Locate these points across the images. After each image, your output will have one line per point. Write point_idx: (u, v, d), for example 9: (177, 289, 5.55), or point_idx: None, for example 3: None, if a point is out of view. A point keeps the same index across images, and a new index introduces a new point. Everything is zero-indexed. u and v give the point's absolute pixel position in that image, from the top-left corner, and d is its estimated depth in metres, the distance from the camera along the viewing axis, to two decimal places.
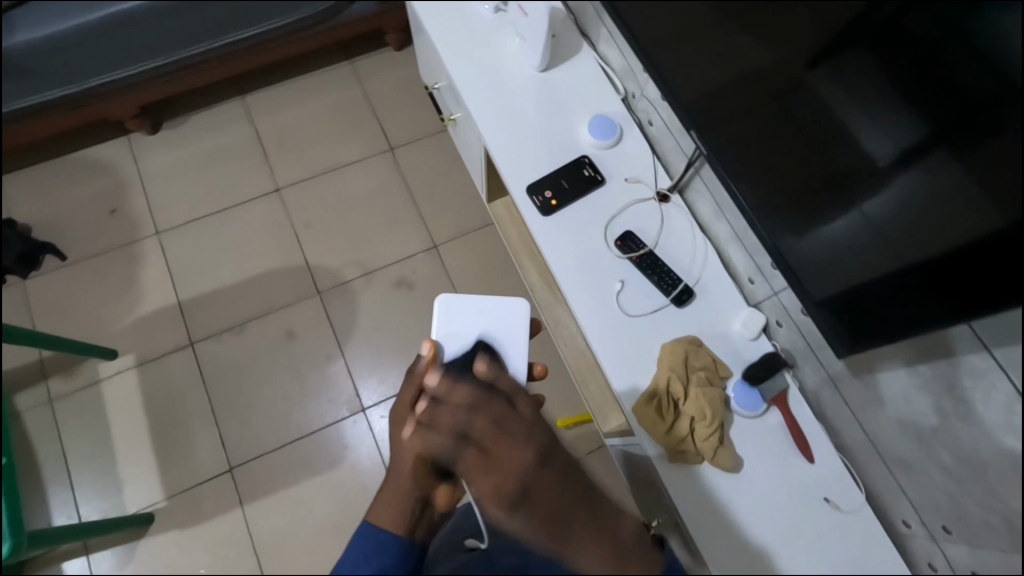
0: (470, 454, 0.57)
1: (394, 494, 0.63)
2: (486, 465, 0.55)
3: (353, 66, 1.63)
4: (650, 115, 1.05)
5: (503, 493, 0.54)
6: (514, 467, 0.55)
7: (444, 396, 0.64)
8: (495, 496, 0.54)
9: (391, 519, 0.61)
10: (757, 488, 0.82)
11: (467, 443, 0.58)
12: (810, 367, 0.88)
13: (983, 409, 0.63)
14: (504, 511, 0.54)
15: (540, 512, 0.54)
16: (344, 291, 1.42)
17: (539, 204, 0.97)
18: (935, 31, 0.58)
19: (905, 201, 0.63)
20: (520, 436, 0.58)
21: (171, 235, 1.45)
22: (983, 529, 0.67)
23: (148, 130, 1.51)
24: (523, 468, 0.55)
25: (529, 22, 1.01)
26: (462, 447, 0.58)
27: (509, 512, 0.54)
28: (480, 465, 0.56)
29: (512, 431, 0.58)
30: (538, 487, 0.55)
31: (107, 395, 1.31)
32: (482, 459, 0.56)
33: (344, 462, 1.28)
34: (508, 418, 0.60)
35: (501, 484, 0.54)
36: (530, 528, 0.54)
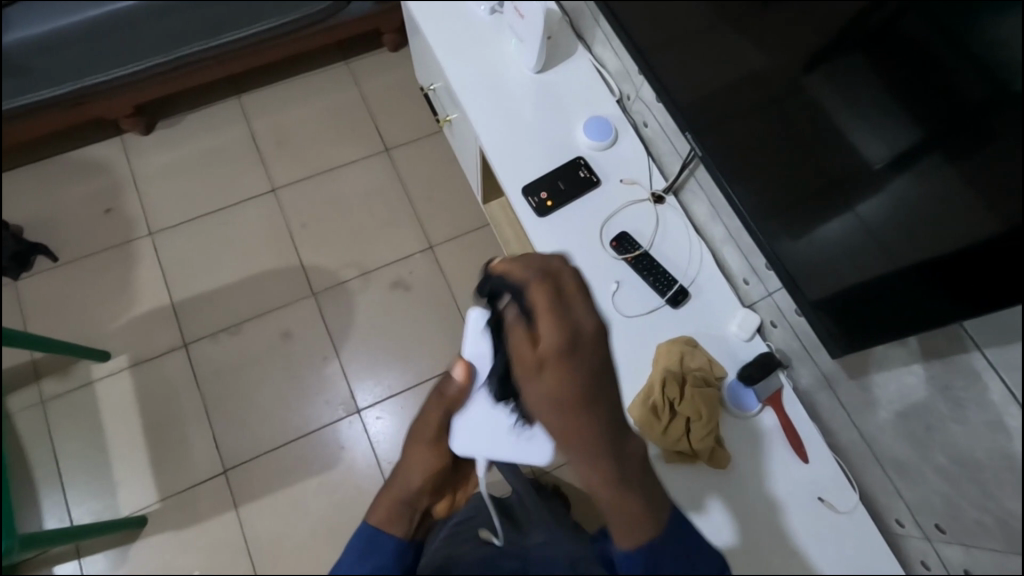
0: (541, 300, 0.55)
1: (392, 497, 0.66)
2: (558, 319, 0.54)
3: (350, 67, 1.63)
4: (645, 117, 1.05)
5: (556, 351, 0.53)
6: (566, 335, 0.54)
7: (530, 252, 0.61)
8: (551, 355, 0.53)
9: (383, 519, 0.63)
10: (752, 488, 0.83)
11: (537, 292, 0.56)
12: (805, 369, 0.88)
13: (977, 410, 0.64)
14: (550, 368, 0.53)
15: (577, 392, 0.53)
16: (341, 292, 1.42)
17: (534, 205, 0.98)
18: (929, 37, 0.58)
19: (900, 204, 0.64)
20: (586, 307, 0.57)
21: (166, 235, 1.45)
22: (977, 530, 0.68)
23: (144, 130, 1.50)
24: (582, 341, 0.54)
25: (525, 24, 1.01)
26: (532, 297, 0.56)
27: (553, 372, 0.53)
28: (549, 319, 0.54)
29: (583, 300, 0.57)
30: (582, 356, 0.54)
31: (101, 396, 1.30)
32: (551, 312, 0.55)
33: (339, 463, 1.27)
34: (581, 297, 0.57)
35: (558, 347, 0.53)
36: (558, 394, 0.53)
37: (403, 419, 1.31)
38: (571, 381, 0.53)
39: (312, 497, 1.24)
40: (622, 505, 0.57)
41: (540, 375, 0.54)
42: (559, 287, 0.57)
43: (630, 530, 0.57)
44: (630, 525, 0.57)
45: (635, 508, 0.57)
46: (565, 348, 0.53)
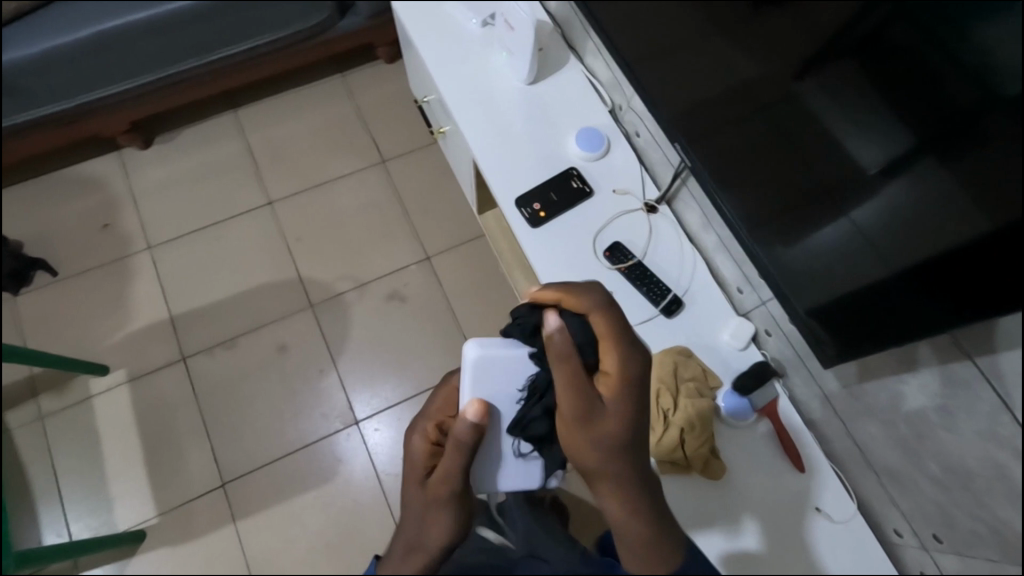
0: (605, 326, 0.62)
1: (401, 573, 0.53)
2: (617, 355, 0.61)
3: (345, 80, 1.64)
4: (637, 127, 1.06)
5: (617, 388, 0.60)
6: (616, 424, 0.59)
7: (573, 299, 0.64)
8: (615, 388, 0.60)
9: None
10: (747, 496, 0.83)
11: (564, 367, 0.59)
12: (799, 377, 0.88)
13: (968, 418, 0.63)
14: (614, 405, 0.60)
15: (633, 434, 0.60)
16: (337, 304, 1.42)
17: (527, 216, 0.98)
18: (919, 41, 0.58)
19: (893, 210, 0.64)
20: (628, 352, 0.62)
21: (164, 250, 1.45)
22: (971, 539, 0.67)
23: (141, 145, 1.44)
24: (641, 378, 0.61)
25: (515, 37, 1.02)
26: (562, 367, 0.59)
27: (615, 403, 0.60)
28: (611, 350, 0.61)
29: (616, 350, 0.61)
30: (609, 423, 0.59)
31: (99, 412, 1.29)
32: (616, 341, 0.62)
33: (337, 477, 1.27)
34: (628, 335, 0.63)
35: (626, 375, 0.60)
36: (603, 451, 0.58)
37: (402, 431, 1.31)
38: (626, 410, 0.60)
39: None
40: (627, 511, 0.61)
41: (602, 409, 0.59)
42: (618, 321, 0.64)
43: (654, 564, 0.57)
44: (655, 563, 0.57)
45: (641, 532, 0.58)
46: (628, 388, 0.61)
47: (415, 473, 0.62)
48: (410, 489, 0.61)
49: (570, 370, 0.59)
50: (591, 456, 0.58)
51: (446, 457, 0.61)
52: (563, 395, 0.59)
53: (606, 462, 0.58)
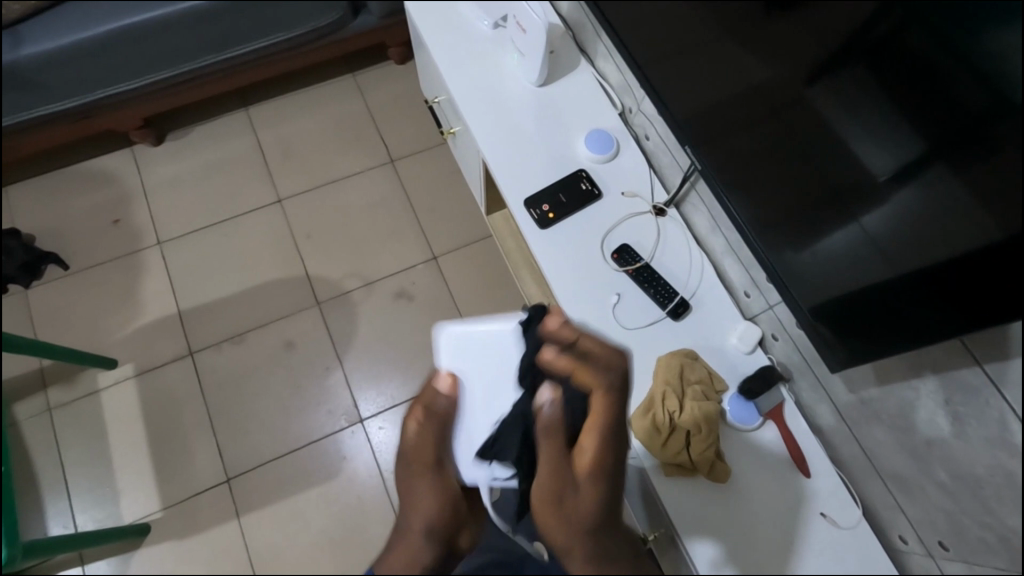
0: (601, 406, 0.66)
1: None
2: (599, 434, 0.64)
3: (356, 79, 1.64)
4: (647, 130, 1.06)
5: (590, 468, 0.62)
6: (586, 503, 0.61)
7: (580, 365, 0.68)
8: (590, 469, 0.62)
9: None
10: (753, 501, 0.82)
11: (545, 442, 0.64)
12: (806, 383, 0.88)
13: (978, 425, 0.63)
14: (586, 484, 0.62)
15: (605, 514, 0.61)
16: (344, 302, 1.42)
17: (535, 217, 0.98)
18: (931, 48, 0.58)
19: (903, 216, 0.64)
20: (610, 433, 0.65)
21: (174, 245, 1.46)
22: (979, 547, 0.67)
23: (153, 142, 1.52)
24: (616, 456, 0.64)
25: (527, 39, 1.02)
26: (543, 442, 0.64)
27: (591, 479, 0.62)
28: (597, 432, 0.64)
29: (599, 430, 0.65)
30: (580, 501, 0.61)
31: (106, 405, 1.31)
32: (604, 418, 0.65)
33: (340, 475, 1.27)
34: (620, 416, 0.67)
35: (601, 459, 0.63)
36: (574, 531, 0.60)
37: None
38: (600, 485, 0.62)
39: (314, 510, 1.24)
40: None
41: (573, 490, 0.62)
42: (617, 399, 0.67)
43: None
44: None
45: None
46: (603, 468, 0.63)
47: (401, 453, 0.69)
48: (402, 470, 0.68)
49: (552, 446, 0.64)
50: (557, 532, 0.61)
51: (429, 433, 0.69)
52: (541, 471, 0.63)
53: (575, 540, 0.60)
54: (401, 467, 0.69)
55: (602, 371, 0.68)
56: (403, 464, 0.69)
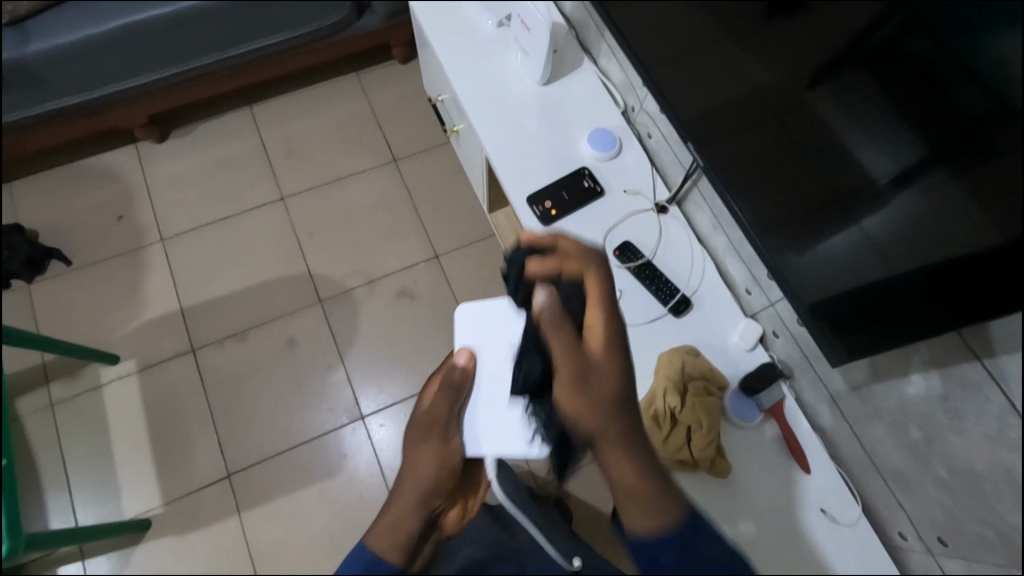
0: (595, 291, 0.68)
1: (406, 512, 0.68)
2: (602, 314, 0.65)
3: (360, 78, 1.64)
4: (648, 129, 1.07)
5: (603, 342, 0.63)
6: (607, 381, 0.60)
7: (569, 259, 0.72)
8: (603, 347, 0.62)
9: (420, 547, 0.66)
10: (752, 496, 0.83)
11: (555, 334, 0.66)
12: (806, 380, 0.88)
13: (977, 421, 0.64)
14: (603, 361, 0.62)
15: (628, 390, 0.61)
16: (346, 300, 1.43)
17: (538, 214, 0.99)
18: (934, 52, 0.58)
19: (903, 220, 0.64)
20: (608, 312, 0.66)
21: (177, 242, 1.47)
22: (977, 544, 0.66)
23: (158, 139, 1.52)
24: (622, 335, 0.64)
25: (531, 37, 1.03)
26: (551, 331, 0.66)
27: (599, 332, 0.64)
28: (596, 303, 0.66)
29: (600, 311, 0.65)
30: (601, 375, 0.61)
31: (108, 401, 1.31)
32: (603, 301, 0.67)
33: (341, 472, 1.27)
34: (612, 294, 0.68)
35: (609, 339, 0.63)
36: (599, 408, 0.60)
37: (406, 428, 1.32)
38: (609, 340, 0.64)
39: None
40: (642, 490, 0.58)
41: (591, 374, 0.61)
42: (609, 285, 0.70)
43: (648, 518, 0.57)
44: (652, 507, 0.57)
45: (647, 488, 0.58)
46: (614, 344, 0.63)
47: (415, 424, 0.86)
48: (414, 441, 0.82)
49: (562, 333, 0.65)
50: (572, 399, 0.61)
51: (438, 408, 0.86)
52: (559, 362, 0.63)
53: (603, 423, 0.59)
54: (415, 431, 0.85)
55: (584, 263, 0.72)
56: (416, 434, 0.83)
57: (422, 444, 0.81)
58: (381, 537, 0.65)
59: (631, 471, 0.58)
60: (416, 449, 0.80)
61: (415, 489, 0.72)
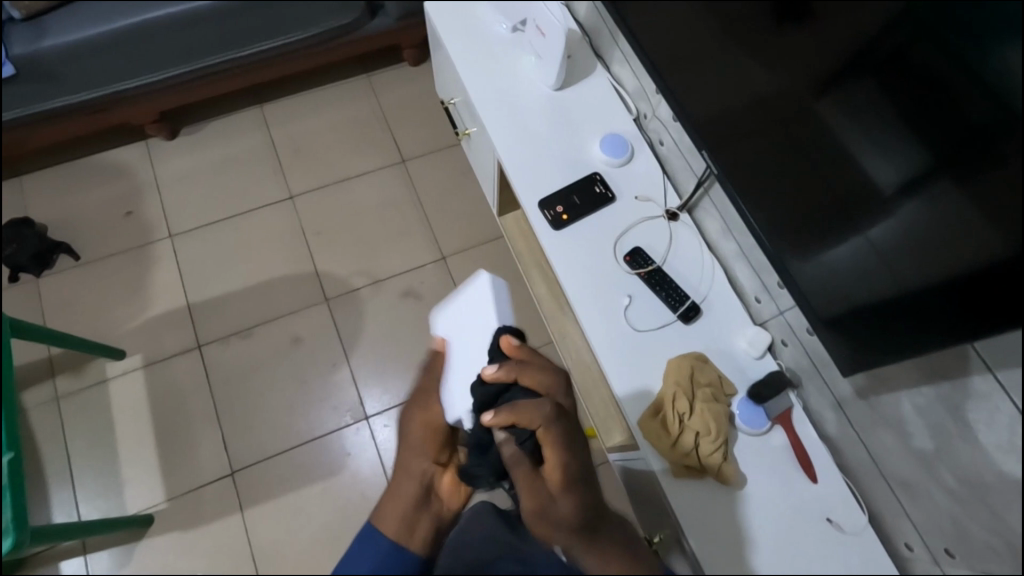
0: (548, 428, 0.65)
1: (407, 494, 0.71)
2: (557, 453, 0.65)
3: (370, 80, 1.66)
4: (661, 135, 1.07)
5: (562, 480, 0.64)
6: (568, 509, 0.64)
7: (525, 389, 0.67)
8: (562, 487, 0.64)
9: (423, 529, 0.68)
10: (758, 503, 0.83)
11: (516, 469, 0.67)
12: (814, 389, 0.88)
13: (986, 432, 0.64)
14: (563, 495, 0.64)
15: (587, 517, 0.64)
16: (352, 300, 1.43)
17: (549, 218, 0.99)
18: (941, 63, 0.59)
19: (909, 228, 0.65)
20: (564, 446, 0.65)
21: (184, 239, 1.47)
22: (985, 554, 0.68)
23: (167, 135, 1.53)
24: (579, 463, 0.65)
25: (546, 42, 1.04)
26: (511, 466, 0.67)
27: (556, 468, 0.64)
28: (551, 441, 0.65)
29: (555, 453, 0.65)
30: (564, 506, 0.64)
31: (113, 395, 1.31)
32: (556, 440, 0.65)
33: (344, 472, 1.27)
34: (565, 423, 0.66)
35: (565, 473, 0.64)
36: (565, 531, 0.64)
37: None
38: (566, 475, 0.64)
39: (316, 506, 1.24)
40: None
41: (553, 505, 0.65)
42: (563, 415, 0.67)
43: None
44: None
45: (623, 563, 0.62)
46: (571, 480, 0.64)
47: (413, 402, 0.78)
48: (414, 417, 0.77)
49: (523, 470, 0.67)
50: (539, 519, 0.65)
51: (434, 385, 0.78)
52: (523, 495, 0.66)
53: (569, 543, 0.64)
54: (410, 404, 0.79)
55: (542, 390, 0.67)
56: (415, 403, 0.78)
57: (416, 413, 0.77)
58: (386, 521, 0.67)
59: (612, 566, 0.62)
60: (410, 416, 0.77)
61: (409, 465, 0.74)
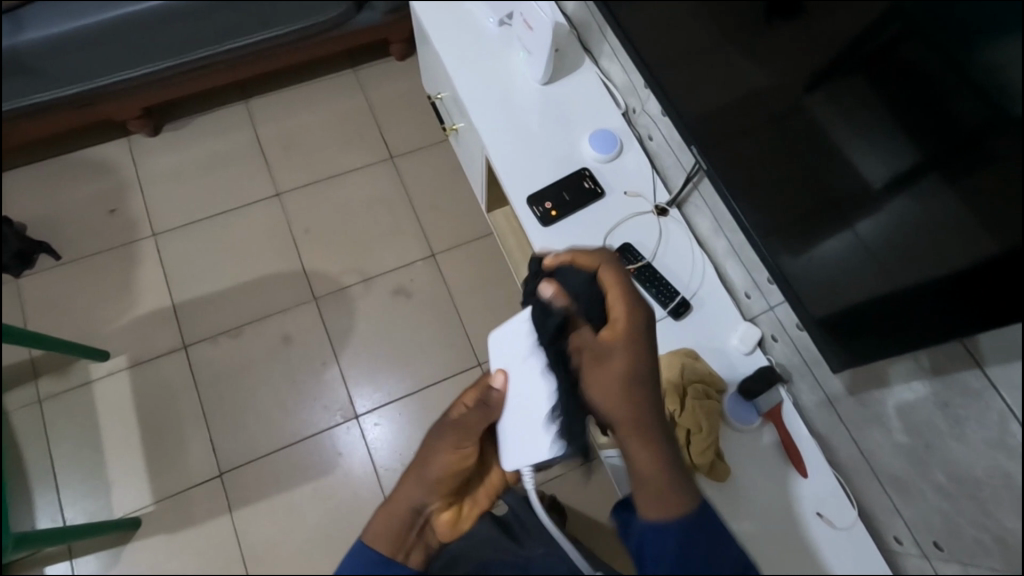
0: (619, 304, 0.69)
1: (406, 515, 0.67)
2: (623, 303, 0.69)
3: (357, 75, 1.64)
4: (650, 130, 1.07)
5: (628, 337, 0.66)
6: (623, 367, 0.65)
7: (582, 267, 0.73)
8: (619, 337, 0.66)
9: (416, 553, 0.64)
10: (750, 499, 0.83)
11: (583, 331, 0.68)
12: (805, 383, 0.88)
13: (978, 427, 0.64)
14: (621, 355, 0.66)
15: (641, 378, 0.65)
16: (342, 298, 1.42)
17: (539, 215, 0.98)
18: (929, 61, 0.58)
19: (898, 225, 0.64)
20: (636, 321, 0.68)
21: (169, 237, 1.45)
22: (975, 549, 0.68)
23: (151, 132, 1.52)
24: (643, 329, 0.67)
25: (534, 37, 1.03)
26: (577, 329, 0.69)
27: (621, 326, 0.67)
28: (615, 292, 0.70)
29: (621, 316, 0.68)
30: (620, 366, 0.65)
31: (99, 397, 1.29)
32: (622, 304, 0.69)
33: (335, 471, 1.27)
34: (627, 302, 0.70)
35: (629, 326, 0.67)
36: (617, 398, 0.64)
37: (402, 427, 1.31)
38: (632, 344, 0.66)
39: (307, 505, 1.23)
40: (662, 482, 0.60)
41: (609, 357, 0.66)
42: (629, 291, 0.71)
43: (659, 500, 0.60)
44: (665, 498, 0.59)
45: (664, 479, 0.60)
46: (633, 341, 0.66)
47: (450, 432, 0.75)
48: (445, 448, 0.73)
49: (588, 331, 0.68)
50: (599, 390, 0.65)
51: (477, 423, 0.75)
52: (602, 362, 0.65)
53: (624, 403, 0.63)
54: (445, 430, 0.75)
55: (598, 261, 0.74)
56: (454, 433, 0.74)
57: (447, 441, 0.74)
58: (378, 539, 0.64)
59: (653, 462, 0.61)
60: (438, 444, 0.73)
61: (413, 489, 0.70)
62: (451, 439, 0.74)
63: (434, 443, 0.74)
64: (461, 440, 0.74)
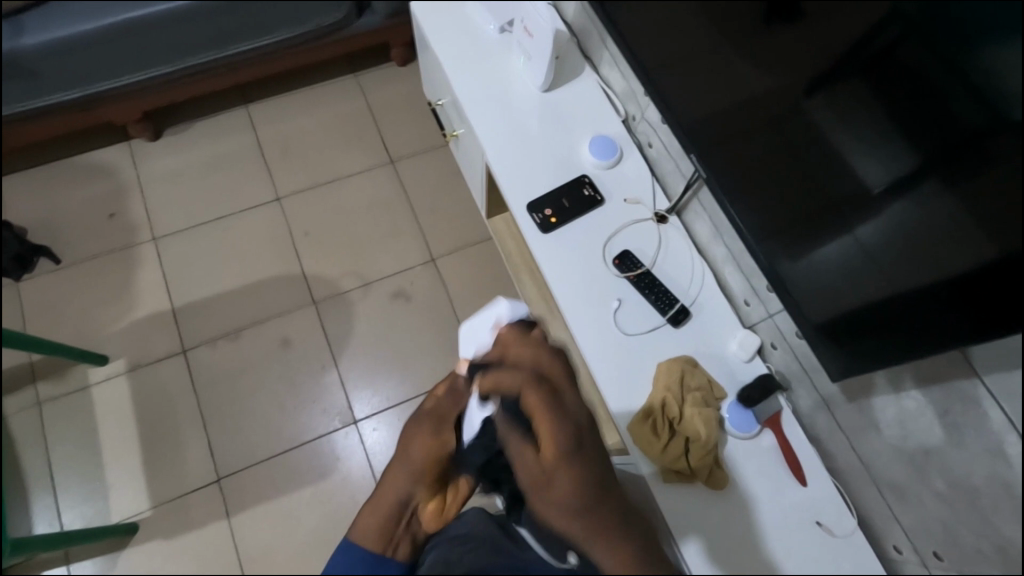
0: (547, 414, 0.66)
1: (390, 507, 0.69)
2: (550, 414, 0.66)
3: (358, 79, 1.64)
4: (650, 138, 1.06)
5: (561, 451, 0.64)
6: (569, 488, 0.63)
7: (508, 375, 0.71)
8: (557, 458, 0.64)
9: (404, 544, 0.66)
10: (750, 507, 0.83)
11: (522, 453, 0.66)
12: (804, 391, 0.88)
13: (976, 436, 0.65)
14: (559, 470, 0.63)
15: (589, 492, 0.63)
16: (340, 302, 1.42)
17: (538, 222, 0.99)
18: (930, 65, 0.58)
19: (899, 229, 0.64)
20: (569, 434, 0.65)
21: (169, 241, 1.45)
22: (974, 557, 0.68)
23: (151, 136, 1.51)
24: (575, 441, 0.65)
25: (534, 43, 1.03)
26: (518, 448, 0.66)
27: (553, 441, 0.64)
28: (543, 411, 0.66)
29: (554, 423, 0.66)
30: (563, 482, 0.63)
31: (98, 401, 1.29)
32: (548, 413, 0.66)
33: (333, 476, 1.26)
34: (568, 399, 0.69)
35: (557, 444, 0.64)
36: (569, 513, 0.62)
37: (400, 432, 1.31)
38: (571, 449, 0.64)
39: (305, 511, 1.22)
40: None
41: (551, 481, 0.63)
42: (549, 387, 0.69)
43: None
44: None
45: (635, 572, 0.61)
46: (566, 452, 0.64)
47: (422, 425, 0.79)
48: (420, 439, 0.77)
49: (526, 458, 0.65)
50: (545, 510, 0.62)
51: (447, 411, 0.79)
52: (548, 481, 0.63)
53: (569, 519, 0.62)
54: (421, 423, 0.79)
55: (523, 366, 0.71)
56: (426, 425, 0.78)
57: (423, 432, 0.77)
58: (363, 536, 0.66)
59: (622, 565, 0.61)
60: (414, 435, 0.78)
61: (397, 481, 0.72)
62: (424, 429, 0.78)
63: (412, 435, 0.78)
64: (433, 427, 0.77)
